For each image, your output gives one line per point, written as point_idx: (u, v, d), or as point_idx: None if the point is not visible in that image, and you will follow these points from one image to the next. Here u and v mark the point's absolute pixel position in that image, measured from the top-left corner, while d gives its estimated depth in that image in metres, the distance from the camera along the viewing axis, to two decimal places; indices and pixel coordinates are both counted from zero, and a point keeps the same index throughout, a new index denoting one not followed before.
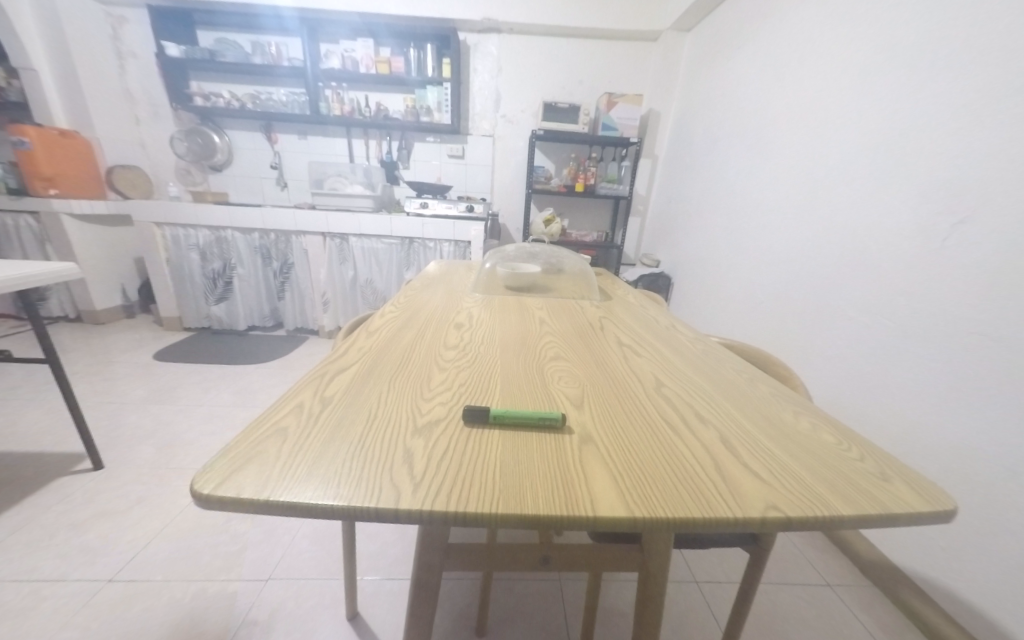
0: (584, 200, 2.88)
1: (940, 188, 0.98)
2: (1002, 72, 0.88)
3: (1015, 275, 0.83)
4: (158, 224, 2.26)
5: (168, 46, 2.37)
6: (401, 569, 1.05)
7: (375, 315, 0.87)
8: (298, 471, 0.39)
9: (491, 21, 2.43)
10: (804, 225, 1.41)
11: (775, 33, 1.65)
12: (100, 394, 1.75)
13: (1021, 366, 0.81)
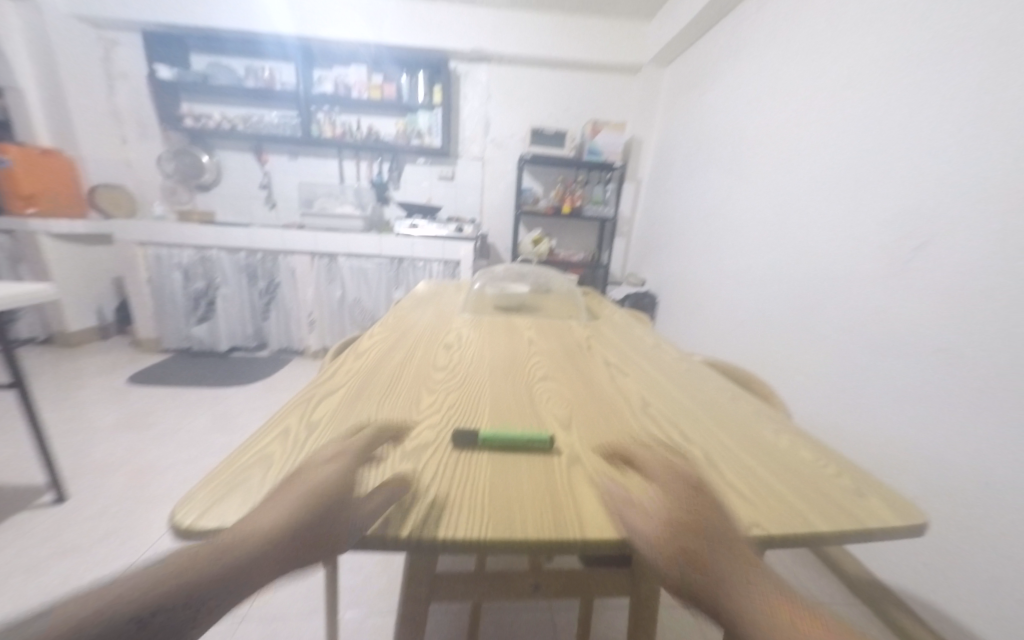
0: (571, 221, 2.95)
1: (900, 214, 1.04)
2: (946, 108, 0.95)
3: (971, 297, 0.88)
4: (142, 243, 2.23)
5: (160, 69, 2.40)
6: (384, 602, 1.02)
7: (364, 336, 0.86)
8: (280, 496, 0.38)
9: (481, 50, 2.52)
10: (782, 246, 1.46)
11: (748, 67, 1.75)
12: (69, 419, 1.68)
13: (982, 384, 0.84)
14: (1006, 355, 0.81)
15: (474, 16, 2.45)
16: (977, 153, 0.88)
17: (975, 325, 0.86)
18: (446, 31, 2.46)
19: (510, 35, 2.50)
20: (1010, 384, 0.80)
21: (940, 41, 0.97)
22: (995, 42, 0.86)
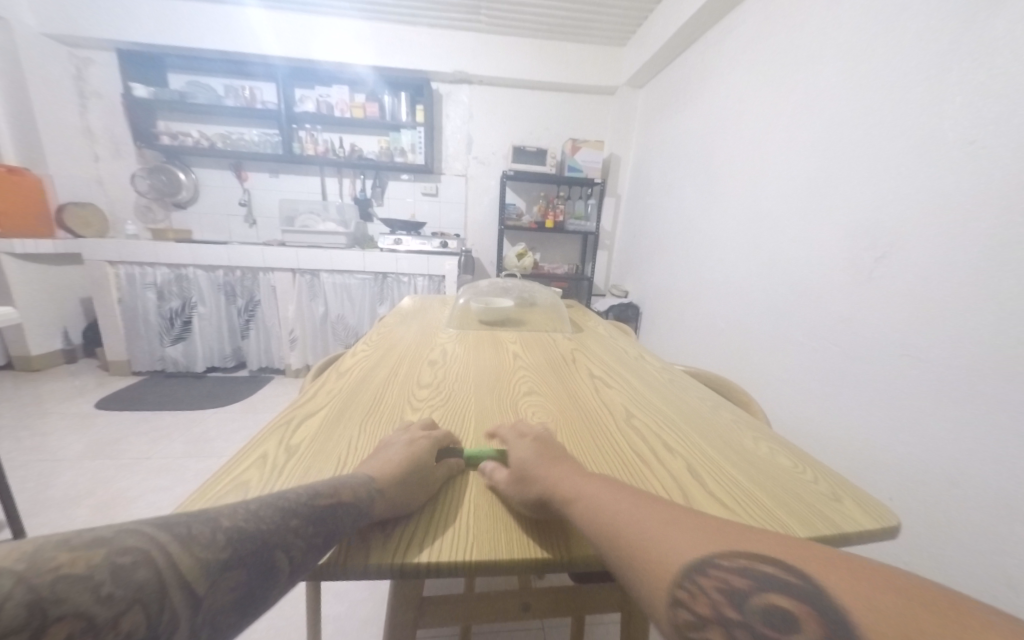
0: (553, 235, 3.00)
1: (861, 229, 1.10)
2: (896, 131, 1.02)
3: (927, 306, 0.93)
4: (112, 262, 2.15)
5: (137, 88, 2.37)
6: (370, 631, 0.98)
7: (347, 354, 0.85)
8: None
9: (462, 72, 2.58)
10: (755, 258, 1.52)
11: (717, 89, 1.84)
12: (30, 449, 1.60)
13: (942, 387, 0.88)
14: (971, 360, 0.84)
15: (455, 38, 2.51)
16: (934, 170, 0.93)
17: (938, 332, 0.90)
18: (428, 52, 2.51)
19: (490, 58, 2.57)
20: (976, 388, 0.83)
21: (895, 66, 1.03)
22: (947, 67, 0.92)
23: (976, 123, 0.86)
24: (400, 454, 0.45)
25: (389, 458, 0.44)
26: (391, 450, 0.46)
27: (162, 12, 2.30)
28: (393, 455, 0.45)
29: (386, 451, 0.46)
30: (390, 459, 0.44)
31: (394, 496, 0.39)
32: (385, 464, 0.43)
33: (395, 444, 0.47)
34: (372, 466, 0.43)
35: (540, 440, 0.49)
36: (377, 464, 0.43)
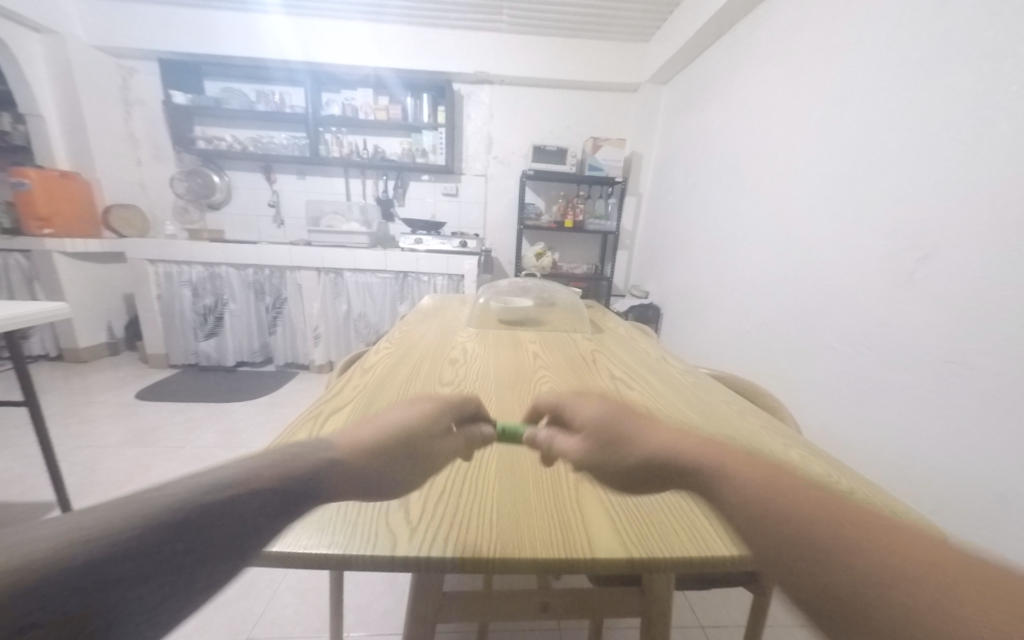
0: (573, 234, 2.98)
1: (902, 228, 1.05)
2: (944, 125, 0.97)
3: (976, 309, 0.88)
4: (152, 261, 2.27)
5: (175, 95, 2.49)
6: (391, 623, 1.00)
7: (370, 352, 0.87)
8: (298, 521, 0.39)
9: (484, 73, 2.60)
10: (784, 257, 1.47)
11: (745, 84, 1.79)
12: (76, 435, 1.69)
13: (993, 395, 0.83)
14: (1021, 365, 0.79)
15: (476, 39, 2.53)
16: (984, 163, 0.88)
17: (986, 335, 0.85)
18: (450, 54, 2.54)
19: (511, 58, 2.58)
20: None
21: (940, 58, 0.98)
22: (998, 55, 0.87)
23: None
24: (404, 419, 0.42)
25: (391, 421, 0.41)
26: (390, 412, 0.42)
27: (200, 23, 2.41)
28: (391, 418, 0.41)
29: (386, 410, 0.42)
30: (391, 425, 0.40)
31: (386, 468, 0.37)
32: (386, 429, 0.39)
33: (396, 409, 0.43)
34: (370, 424, 0.39)
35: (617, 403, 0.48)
36: (369, 422, 0.40)
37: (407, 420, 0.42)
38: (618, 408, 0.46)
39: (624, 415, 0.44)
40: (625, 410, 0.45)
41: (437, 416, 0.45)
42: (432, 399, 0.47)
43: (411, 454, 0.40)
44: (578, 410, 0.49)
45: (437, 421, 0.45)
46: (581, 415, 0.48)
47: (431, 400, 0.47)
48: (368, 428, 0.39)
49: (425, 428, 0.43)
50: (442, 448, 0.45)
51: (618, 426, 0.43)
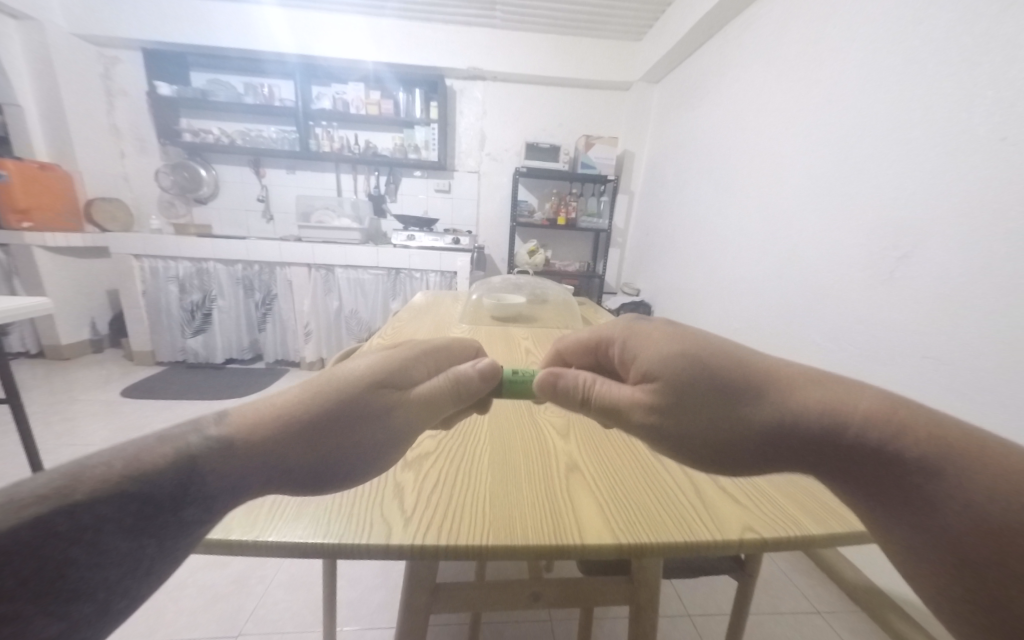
0: (565, 232, 2.99)
1: (882, 228, 1.08)
2: (922, 129, 1.00)
3: (952, 306, 0.91)
4: (137, 256, 2.23)
5: (161, 86, 2.44)
6: (384, 618, 1.00)
7: (363, 348, 0.87)
8: (294, 504, 0.40)
9: (476, 69, 2.58)
10: (771, 256, 1.50)
11: (734, 85, 1.82)
12: (60, 434, 1.66)
13: (969, 388, 0.86)
14: (993, 363, 0.83)
15: (469, 35, 2.52)
16: (960, 167, 0.91)
17: (960, 333, 0.88)
18: (443, 49, 2.53)
19: (503, 54, 2.57)
20: (999, 391, 0.81)
21: (920, 63, 1.01)
22: (974, 62, 0.90)
23: (1004, 120, 0.84)
24: (349, 376, 0.36)
25: (333, 380, 0.35)
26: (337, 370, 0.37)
27: (186, 13, 2.37)
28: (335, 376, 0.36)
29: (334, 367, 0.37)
30: (329, 387, 0.35)
31: (319, 437, 0.33)
32: (322, 390, 0.34)
33: (347, 365, 0.38)
34: (305, 387, 0.35)
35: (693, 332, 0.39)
36: (309, 381, 0.35)
37: (351, 378, 0.36)
38: (709, 341, 0.37)
39: (722, 350, 0.36)
40: (719, 344, 0.37)
41: (397, 370, 0.39)
42: (391, 349, 0.40)
43: (356, 418, 0.35)
44: (643, 348, 0.40)
45: (395, 374, 0.38)
46: (642, 356, 0.39)
47: (390, 351, 0.40)
48: (303, 391, 0.34)
49: (377, 384, 0.37)
50: (410, 404, 0.38)
51: (725, 365, 0.35)
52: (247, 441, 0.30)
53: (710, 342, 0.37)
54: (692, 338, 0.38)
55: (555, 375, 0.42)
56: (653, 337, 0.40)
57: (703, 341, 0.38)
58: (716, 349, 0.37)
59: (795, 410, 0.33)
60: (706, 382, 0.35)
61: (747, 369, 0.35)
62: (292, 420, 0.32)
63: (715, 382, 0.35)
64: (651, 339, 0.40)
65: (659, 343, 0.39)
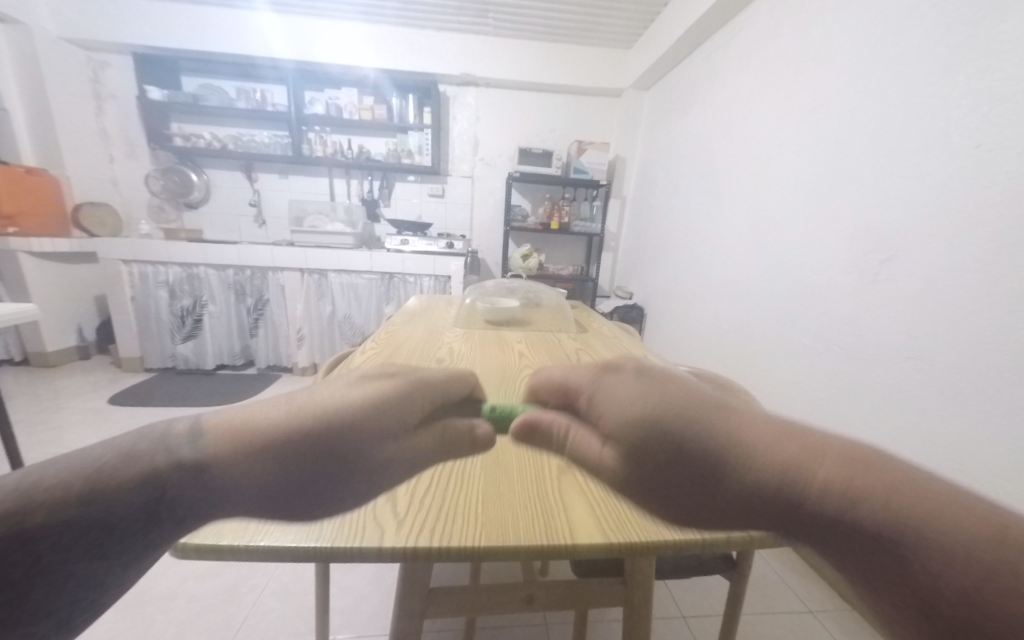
0: (558, 236, 3.01)
1: (867, 232, 1.10)
2: (903, 136, 1.02)
3: (934, 307, 0.93)
4: (126, 261, 2.20)
5: (151, 91, 2.43)
6: (378, 624, 1.00)
7: (356, 353, 0.87)
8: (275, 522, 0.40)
9: (469, 75, 2.60)
10: (760, 259, 1.52)
11: (723, 92, 1.85)
12: (45, 443, 1.63)
13: (952, 387, 0.88)
14: (977, 362, 0.85)
15: (462, 41, 2.54)
16: (941, 172, 0.93)
17: (945, 334, 0.90)
18: (436, 55, 2.55)
19: (496, 61, 2.60)
20: (983, 390, 0.83)
21: (900, 72, 1.04)
22: (953, 70, 0.92)
23: (984, 126, 0.86)
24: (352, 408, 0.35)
25: (327, 408, 0.34)
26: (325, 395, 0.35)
27: (178, 18, 2.36)
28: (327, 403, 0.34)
29: (327, 390, 0.35)
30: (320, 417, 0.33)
31: (312, 469, 0.32)
32: (314, 421, 0.33)
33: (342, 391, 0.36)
34: (292, 409, 0.33)
35: (655, 385, 0.36)
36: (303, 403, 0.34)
37: (351, 409, 0.35)
38: (667, 398, 0.35)
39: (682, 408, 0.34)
40: (677, 401, 0.34)
41: (403, 407, 0.38)
42: (398, 376, 0.39)
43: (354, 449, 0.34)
44: (608, 406, 0.38)
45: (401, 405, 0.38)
46: (606, 412, 0.38)
47: (397, 377, 0.39)
48: (282, 418, 0.32)
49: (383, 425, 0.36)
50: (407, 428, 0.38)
51: (681, 428, 0.33)
52: (222, 464, 0.29)
53: (668, 399, 0.35)
54: (652, 395, 0.36)
55: (535, 424, 0.42)
56: (619, 390, 0.38)
57: (663, 398, 0.35)
58: (675, 406, 0.34)
59: (754, 479, 0.30)
60: (662, 447, 0.34)
61: (707, 431, 0.33)
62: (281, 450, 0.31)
63: (669, 449, 0.33)
64: (619, 392, 0.38)
65: (620, 404, 0.37)
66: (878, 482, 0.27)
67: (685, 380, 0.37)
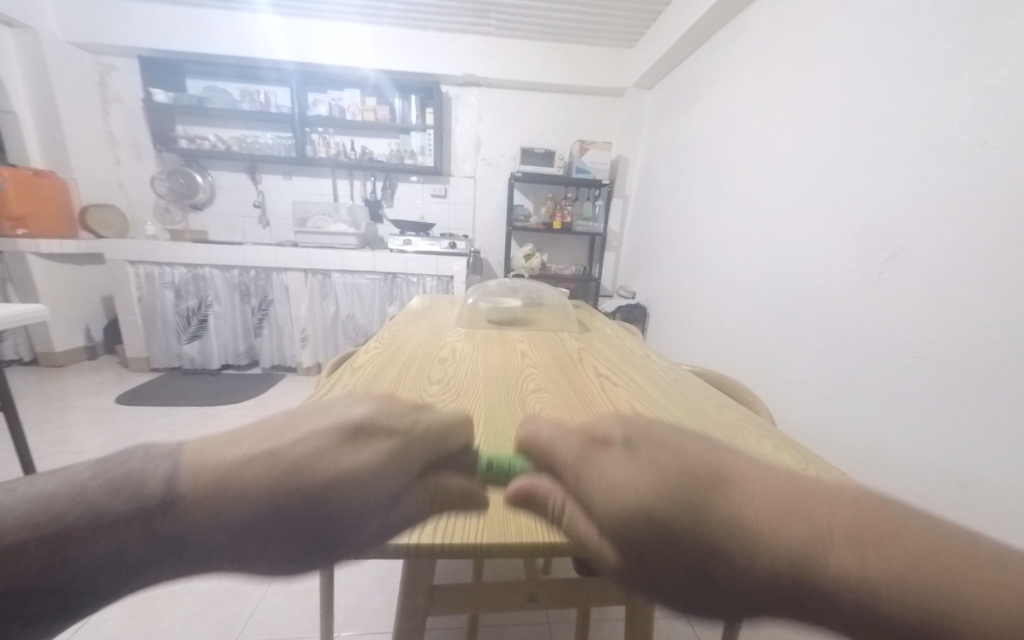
0: (561, 236, 3.01)
1: (871, 230, 1.10)
2: (908, 133, 1.02)
3: (938, 306, 0.92)
4: (133, 262, 2.22)
5: (156, 93, 2.45)
6: (382, 622, 1.00)
7: (360, 352, 0.88)
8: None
9: (471, 75, 2.61)
10: (763, 258, 1.52)
11: (725, 90, 1.85)
12: (54, 442, 1.65)
13: (955, 386, 0.88)
14: (981, 359, 0.84)
15: (464, 42, 2.55)
16: (944, 169, 0.93)
17: (948, 332, 0.90)
18: (439, 56, 2.56)
19: (498, 61, 2.60)
20: (986, 386, 0.83)
21: (906, 69, 1.03)
22: (956, 67, 0.92)
23: (987, 122, 0.86)
24: (330, 457, 0.37)
25: (307, 453, 0.37)
26: (307, 437, 0.38)
27: (183, 21, 2.39)
28: (310, 446, 0.37)
29: (319, 428, 0.39)
30: (298, 459, 0.36)
31: (271, 512, 0.33)
32: (287, 464, 0.35)
33: (329, 436, 0.39)
34: (279, 463, 0.35)
35: (643, 472, 0.37)
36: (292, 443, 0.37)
37: (335, 465, 0.36)
38: (659, 487, 0.36)
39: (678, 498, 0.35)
40: (668, 487, 0.36)
41: (389, 466, 0.38)
42: (393, 436, 0.41)
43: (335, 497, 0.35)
44: (600, 491, 0.36)
45: (386, 461, 0.38)
46: (596, 497, 0.36)
47: (392, 436, 0.41)
48: (262, 457, 0.35)
49: (359, 480, 0.36)
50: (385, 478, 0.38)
51: (681, 521, 0.34)
52: (199, 498, 0.32)
53: (661, 488, 0.36)
54: (644, 481, 0.36)
55: (528, 492, 0.41)
56: (608, 469, 0.38)
57: (655, 487, 0.36)
58: (671, 498, 0.35)
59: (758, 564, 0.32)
60: (664, 543, 0.33)
61: (705, 520, 0.34)
62: (246, 491, 0.33)
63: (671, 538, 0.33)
64: (610, 468, 0.38)
65: (613, 488, 0.36)
66: (865, 553, 0.30)
67: (670, 461, 0.38)
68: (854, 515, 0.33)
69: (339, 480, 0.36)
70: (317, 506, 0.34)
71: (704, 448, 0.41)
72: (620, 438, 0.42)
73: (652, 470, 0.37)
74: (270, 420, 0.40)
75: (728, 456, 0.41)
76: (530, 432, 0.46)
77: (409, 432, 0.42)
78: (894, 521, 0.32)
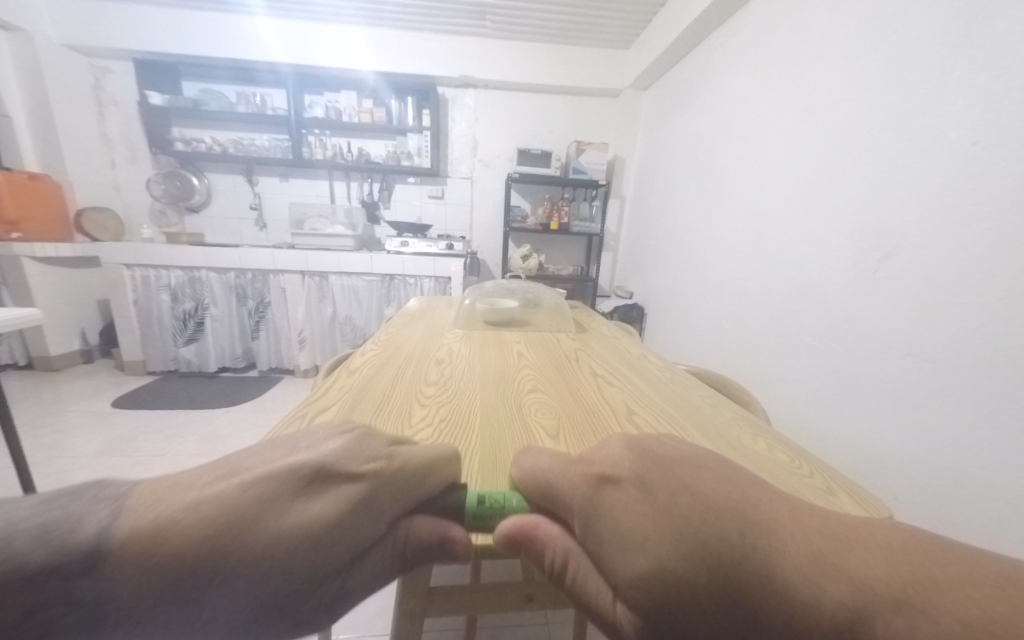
0: (558, 237, 3.01)
1: (864, 231, 1.10)
2: (900, 133, 1.02)
3: (930, 305, 0.93)
4: (129, 265, 2.21)
5: (152, 96, 2.45)
6: (380, 625, 1.00)
7: (356, 354, 0.88)
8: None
9: (468, 77, 2.62)
10: (758, 257, 1.52)
11: (719, 92, 1.86)
12: (49, 447, 1.64)
13: (947, 384, 0.89)
14: (977, 358, 0.85)
15: (461, 44, 2.55)
16: (938, 169, 0.94)
17: (942, 331, 0.91)
18: (435, 57, 2.56)
19: (495, 62, 2.61)
20: (981, 385, 0.83)
21: (897, 70, 1.04)
22: (948, 68, 0.93)
23: (980, 122, 0.87)
24: (290, 516, 0.36)
25: (261, 508, 0.35)
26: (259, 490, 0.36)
27: (177, 23, 2.37)
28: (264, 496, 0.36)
29: (275, 473, 0.38)
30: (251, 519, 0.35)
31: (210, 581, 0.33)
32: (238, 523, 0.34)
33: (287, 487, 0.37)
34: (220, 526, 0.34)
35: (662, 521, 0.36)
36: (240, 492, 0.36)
37: (287, 526, 0.35)
38: (680, 540, 0.35)
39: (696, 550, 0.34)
40: (690, 534, 0.35)
41: (348, 522, 0.37)
42: (364, 480, 0.39)
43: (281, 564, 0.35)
44: (615, 539, 0.37)
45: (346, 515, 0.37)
46: (607, 545, 0.37)
47: (361, 481, 0.39)
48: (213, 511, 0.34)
49: (315, 539, 0.36)
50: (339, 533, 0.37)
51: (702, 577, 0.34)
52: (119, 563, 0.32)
53: (681, 541, 0.35)
54: (662, 532, 0.36)
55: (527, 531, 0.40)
56: (623, 515, 0.37)
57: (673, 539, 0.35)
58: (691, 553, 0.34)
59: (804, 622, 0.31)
60: (683, 601, 0.34)
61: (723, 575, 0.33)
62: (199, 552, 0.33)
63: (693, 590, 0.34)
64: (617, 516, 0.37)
65: (629, 542, 0.36)
66: (909, 609, 0.30)
67: (691, 500, 0.37)
68: (894, 558, 0.32)
69: (283, 543, 0.35)
70: (262, 570, 0.34)
71: (720, 469, 0.40)
72: (629, 469, 0.41)
73: (671, 515, 0.36)
74: (229, 459, 0.40)
75: (747, 476, 0.40)
76: (528, 463, 0.44)
77: (378, 475, 0.40)
78: (930, 562, 0.32)
